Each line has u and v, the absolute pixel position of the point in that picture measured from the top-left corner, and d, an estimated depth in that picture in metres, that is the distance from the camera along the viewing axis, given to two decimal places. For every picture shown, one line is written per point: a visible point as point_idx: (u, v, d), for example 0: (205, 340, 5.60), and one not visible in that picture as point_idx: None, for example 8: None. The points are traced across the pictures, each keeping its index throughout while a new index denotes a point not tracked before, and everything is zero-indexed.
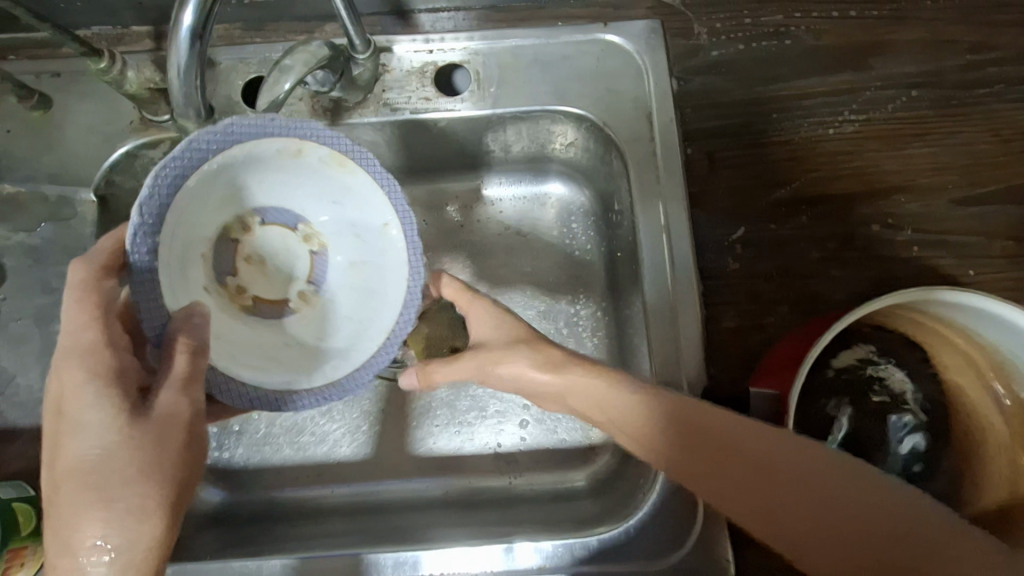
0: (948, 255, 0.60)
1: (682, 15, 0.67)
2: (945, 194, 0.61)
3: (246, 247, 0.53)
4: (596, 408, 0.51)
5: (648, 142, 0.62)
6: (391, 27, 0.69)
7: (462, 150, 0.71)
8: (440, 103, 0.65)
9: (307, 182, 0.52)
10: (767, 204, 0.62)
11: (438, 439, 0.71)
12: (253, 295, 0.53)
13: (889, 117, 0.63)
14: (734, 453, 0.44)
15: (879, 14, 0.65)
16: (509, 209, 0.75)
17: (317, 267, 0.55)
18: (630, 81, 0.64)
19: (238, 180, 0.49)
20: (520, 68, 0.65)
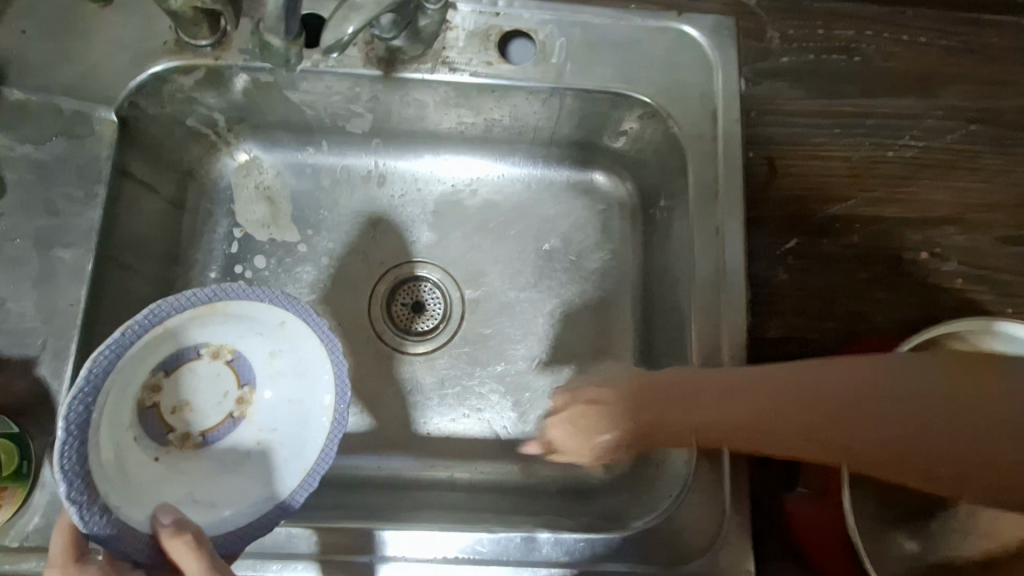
0: (991, 293, 0.60)
1: (755, 16, 0.65)
2: (992, 231, 0.62)
3: (167, 401, 0.55)
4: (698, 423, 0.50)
5: (711, 141, 0.61)
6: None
7: (511, 126, 0.69)
8: (501, 70, 0.62)
9: (249, 329, 0.55)
10: (821, 218, 0.61)
11: (444, 417, 0.69)
12: (195, 431, 0.56)
13: (947, 148, 0.63)
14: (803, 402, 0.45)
15: (947, 44, 0.65)
16: (550, 197, 0.75)
17: (221, 427, 0.57)
18: (699, 75, 0.62)
19: (186, 335, 0.53)
20: (590, 45, 0.63)
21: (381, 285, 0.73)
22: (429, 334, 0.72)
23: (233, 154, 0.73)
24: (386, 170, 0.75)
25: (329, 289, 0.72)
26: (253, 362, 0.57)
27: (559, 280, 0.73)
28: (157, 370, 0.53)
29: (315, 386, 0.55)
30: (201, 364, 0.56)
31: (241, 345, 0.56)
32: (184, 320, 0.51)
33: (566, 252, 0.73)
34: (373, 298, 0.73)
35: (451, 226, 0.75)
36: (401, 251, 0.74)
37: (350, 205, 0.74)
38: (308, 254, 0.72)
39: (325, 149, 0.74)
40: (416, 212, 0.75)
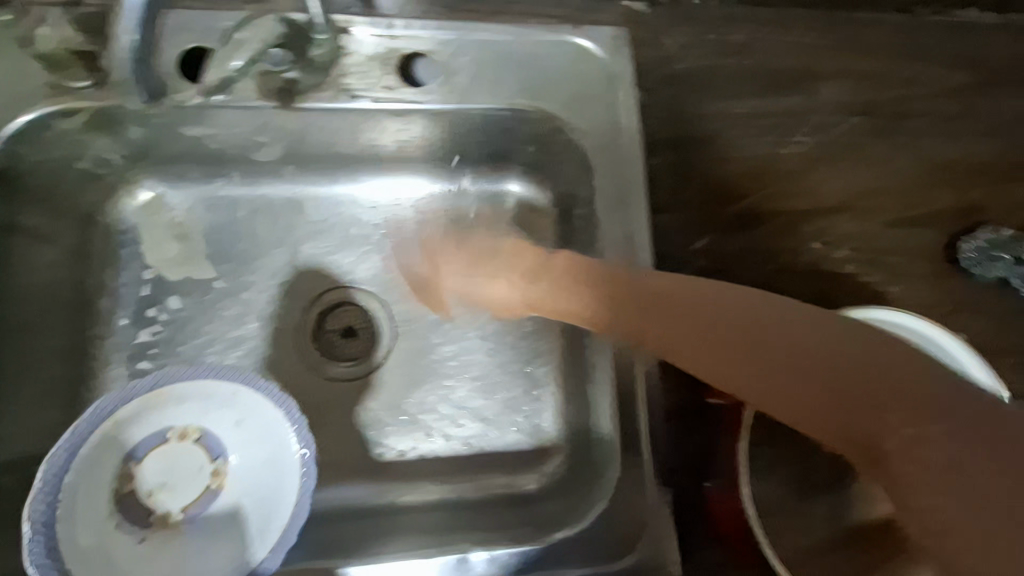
0: (882, 276, 0.64)
1: (650, 25, 0.67)
2: (880, 214, 0.66)
3: (143, 486, 0.55)
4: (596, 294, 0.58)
5: (616, 149, 0.63)
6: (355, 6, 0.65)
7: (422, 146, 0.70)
8: (402, 93, 0.61)
9: (210, 404, 0.56)
10: (723, 218, 0.64)
11: (386, 438, 0.69)
12: (175, 509, 0.55)
13: (835, 141, 0.68)
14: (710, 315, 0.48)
15: (829, 43, 0.70)
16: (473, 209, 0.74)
17: (200, 502, 0.56)
18: (600, 86, 0.64)
19: (147, 421, 0.55)
20: (491, 62, 0.63)
21: (307, 314, 0.72)
22: (362, 360, 0.72)
23: (135, 193, 0.70)
24: (303, 197, 0.73)
25: (251, 325, 0.70)
26: (221, 435, 0.57)
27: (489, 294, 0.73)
28: (126, 460, 0.55)
29: (280, 446, 0.55)
30: (169, 447, 0.56)
31: (206, 420, 0.57)
32: (136, 410, 0.54)
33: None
34: (300, 326, 0.72)
35: (375, 248, 0.74)
36: (325, 279, 0.73)
37: (267, 237, 0.72)
38: (227, 291, 0.70)
39: (237, 181, 0.72)
40: (338, 237, 0.74)
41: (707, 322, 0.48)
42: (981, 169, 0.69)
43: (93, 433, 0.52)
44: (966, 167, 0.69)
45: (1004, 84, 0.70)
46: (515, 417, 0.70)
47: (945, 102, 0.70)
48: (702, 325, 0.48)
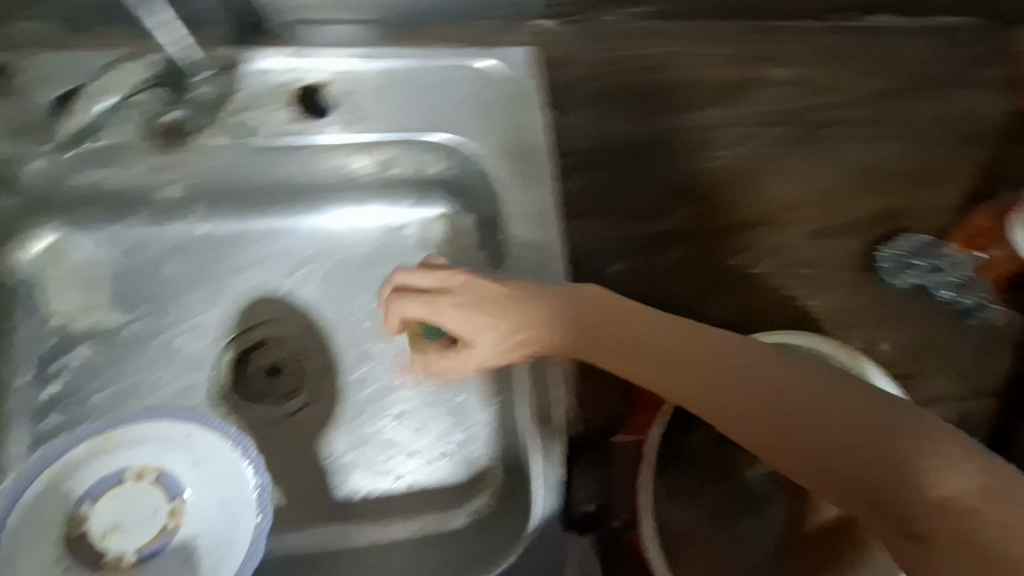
0: (835, 296, 0.64)
1: (562, 45, 0.66)
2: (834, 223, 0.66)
3: (94, 530, 0.49)
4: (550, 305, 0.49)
5: (529, 174, 0.61)
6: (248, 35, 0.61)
7: (333, 177, 0.67)
8: (301, 127, 0.60)
9: (168, 441, 0.50)
10: (641, 238, 0.63)
11: (339, 442, 0.65)
12: (129, 555, 0.49)
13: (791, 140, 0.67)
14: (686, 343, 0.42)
15: (746, 54, 0.69)
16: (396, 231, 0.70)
17: (156, 546, 0.49)
18: (511, 109, 0.62)
19: (102, 460, 0.49)
20: (396, 91, 0.62)
21: (224, 356, 0.67)
22: (282, 400, 0.67)
23: (34, 239, 0.66)
24: (213, 232, 0.69)
25: (163, 371, 0.66)
26: (178, 475, 0.50)
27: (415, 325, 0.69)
28: (80, 501, 0.49)
29: (239, 485, 0.49)
30: (124, 487, 0.50)
31: (165, 459, 0.50)
32: (84, 455, 0.49)
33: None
34: (217, 369, 0.66)
35: (295, 282, 0.69)
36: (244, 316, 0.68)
37: (175, 280, 0.68)
38: (135, 336, 0.66)
39: (145, 217, 0.68)
40: (255, 273, 0.69)
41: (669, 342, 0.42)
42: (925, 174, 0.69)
43: (36, 475, 0.47)
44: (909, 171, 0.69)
45: (919, 91, 0.71)
46: (441, 452, 0.65)
47: (862, 109, 0.69)
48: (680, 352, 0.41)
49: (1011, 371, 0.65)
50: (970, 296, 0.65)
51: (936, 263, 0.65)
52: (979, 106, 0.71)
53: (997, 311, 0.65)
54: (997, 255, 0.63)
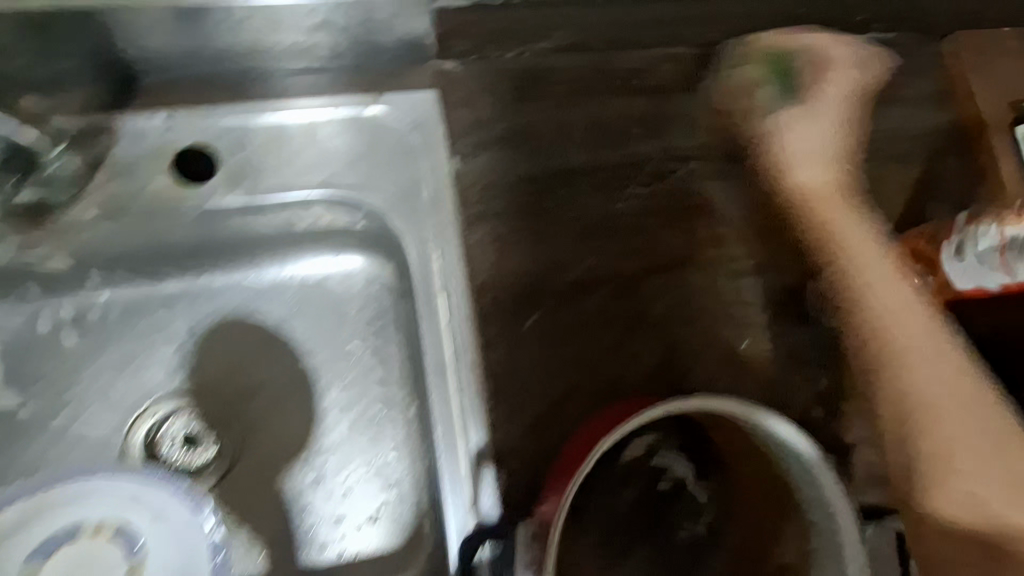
0: (861, 330, 0.59)
1: (465, 83, 0.61)
2: (834, 239, 0.62)
3: None
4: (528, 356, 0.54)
5: (428, 232, 0.59)
6: (111, 103, 0.55)
7: (241, 236, 0.66)
8: (186, 195, 0.56)
9: (117, 500, 0.46)
10: (555, 289, 0.59)
11: (294, 489, 0.65)
12: None
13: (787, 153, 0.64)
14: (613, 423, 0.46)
15: (663, 81, 0.65)
16: (314, 281, 0.70)
17: None
18: (407, 162, 0.59)
19: (41, 522, 0.46)
20: (279, 151, 0.57)
21: (139, 427, 0.66)
22: (202, 471, 0.66)
23: None
24: (124, 297, 0.68)
25: (76, 455, 0.65)
26: (134, 532, 0.46)
27: (342, 386, 0.69)
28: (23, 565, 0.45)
29: (194, 547, 0.46)
30: (74, 548, 0.45)
31: (120, 517, 0.46)
32: (21, 517, 0.46)
33: (336, 342, 0.69)
34: (132, 440, 0.66)
35: (212, 345, 0.69)
36: (157, 382, 0.67)
37: (85, 351, 0.67)
38: (46, 424, 0.65)
39: (44, 294, 0.66)
40: (167, 339, 0.68)
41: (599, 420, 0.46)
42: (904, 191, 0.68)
43: None
44: (889, 190, 0.68)
45: (846, 109, 0.68)
46: (379, 517, 0.65)
47: None
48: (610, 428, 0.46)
49: None
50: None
51: None
52: (904, 122, 0.70)
53: None
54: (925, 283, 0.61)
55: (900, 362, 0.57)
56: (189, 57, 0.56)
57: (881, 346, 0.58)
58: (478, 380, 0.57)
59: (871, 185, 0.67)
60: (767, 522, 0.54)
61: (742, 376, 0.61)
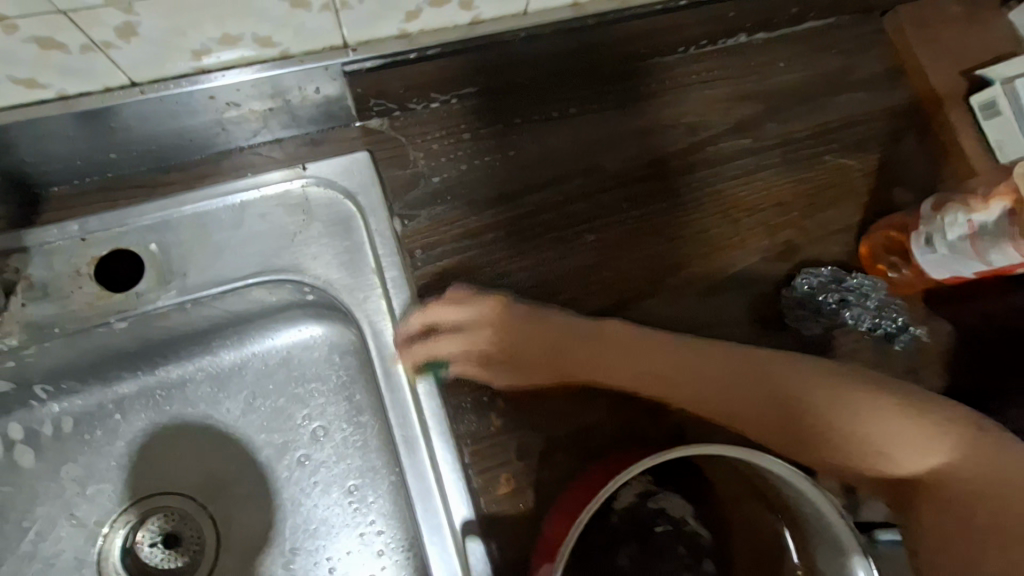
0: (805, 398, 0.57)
1: (394, 141, 0.59)
2: (756, 372, 0.53)
3: None
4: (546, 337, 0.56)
5: (379, 301, 0.56)
6: (17, 217, 0.52)
7: (191, 330, 0.63)
8: (112, 301, 0.52)
9: None
10: (519, 341, 0.57)
11: None
12: None
13: (605, 284, 0.59)
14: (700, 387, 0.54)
15: (599, 107, 0.64)
16: (275, 360, 0.67)
17: None
18: (344, 233, 0.56)
19: None
20: (208, 241, 0.54)
21: (115, 535, 0.62)
22: (189, 568, 0.63)
23: None
24: (72, 409, 0.64)
25: None
26: None
27: (322, 468, 0.64)
28: None
29: None
30: None
31: None
32: None
33: (303, 423, 0.65)
34: (107, 551, 0.62)
35: (178, 446, 0.65)
36: (124, 492, 0.63)
37: (37, 475, 0.62)
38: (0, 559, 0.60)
39: None
40: (127, 447, 0.64)
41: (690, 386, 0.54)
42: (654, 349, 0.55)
43: None
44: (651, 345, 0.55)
45: (789, 108, 0.67)
46: None
47: (733, 141, 0.65)
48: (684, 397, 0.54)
49: (953, 392, 0.59)
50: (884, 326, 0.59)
51: (846, 301, 0.60)
52: (857, 110, 0.68)
53: (921, 331, 0.60)
54: (897, 275, 0.60)
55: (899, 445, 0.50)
56: (95, 157, 0.52)
57: (847, 439, 0.50)
58: (454, 451, 0.53)
59: (811, 193, 0.64)
60: (763, 518, 0.55)
61: None
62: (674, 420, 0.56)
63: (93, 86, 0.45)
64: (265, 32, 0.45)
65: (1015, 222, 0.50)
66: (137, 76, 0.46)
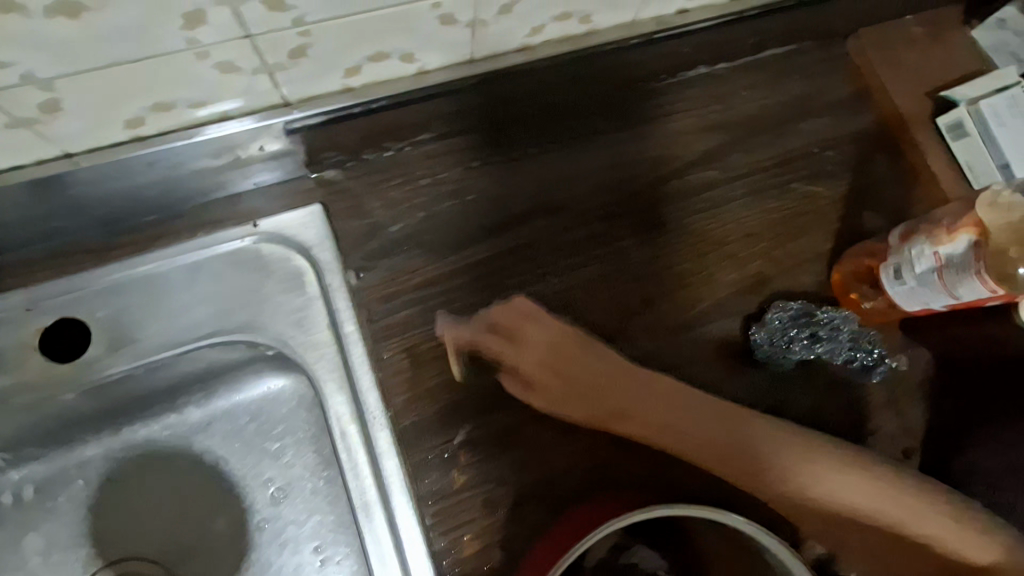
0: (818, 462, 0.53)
1: (349, 192, 0.57)
2: (716, 424, 0.54)
3: None
4: (564, 361, 0.57)
5: (335, 358, 0.54)
6: None
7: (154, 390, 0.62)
8: (60, 373, 0.51)
9: None
10: (483, 393, 0.55)
11: None
12: None
13: (596, 370, 0.57)
14: (694, 418, 0.55)
15: (560, 146, 0.62)
16: (240, 414, 0.65)
17: None
18: (298, 289, 0.55)
19: None
20: (160, 304, 0.53)
21: None
22: None
23: None
24: (33, 474, 0.62)
25: None
26: None
27: (288, 526, 0.62)
28: None
29: None
30: None
31: None
32: None
33: (268, 479, 0.63)
34: None
35: (142, 508, 0.63)
36: (89, 557, 0.61)
37: None
38: None
39: None
40: (89, 512, 0.62)
41: (688, 425, 0.54)
42: (661, 399, 0.55)
43: None
44: (668, 282, 0.60)
45: (752, 137, 0.66)
46: None
47: (697, 174, 0.64)
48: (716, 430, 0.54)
49: (932, 421, 0.58)
50: (831, 404, 0.57)
51: (819, 335, 0.57)
52: (823, 136, 0.66)
53: (900, 362, 0.59)
54: (871, 305, 0.59)
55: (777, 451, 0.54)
56: (38, 227, 0.51)
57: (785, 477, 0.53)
58: (417, 509, 0.52)
59: (780, 225, 0.63)
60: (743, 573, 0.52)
61: None
62: (645, 466, 0.55)
63: (26, 160, 0.45)
64: (198, 98, 0.44)
65: (981, 257, 0.47)
66: (72, 147, 0.45)
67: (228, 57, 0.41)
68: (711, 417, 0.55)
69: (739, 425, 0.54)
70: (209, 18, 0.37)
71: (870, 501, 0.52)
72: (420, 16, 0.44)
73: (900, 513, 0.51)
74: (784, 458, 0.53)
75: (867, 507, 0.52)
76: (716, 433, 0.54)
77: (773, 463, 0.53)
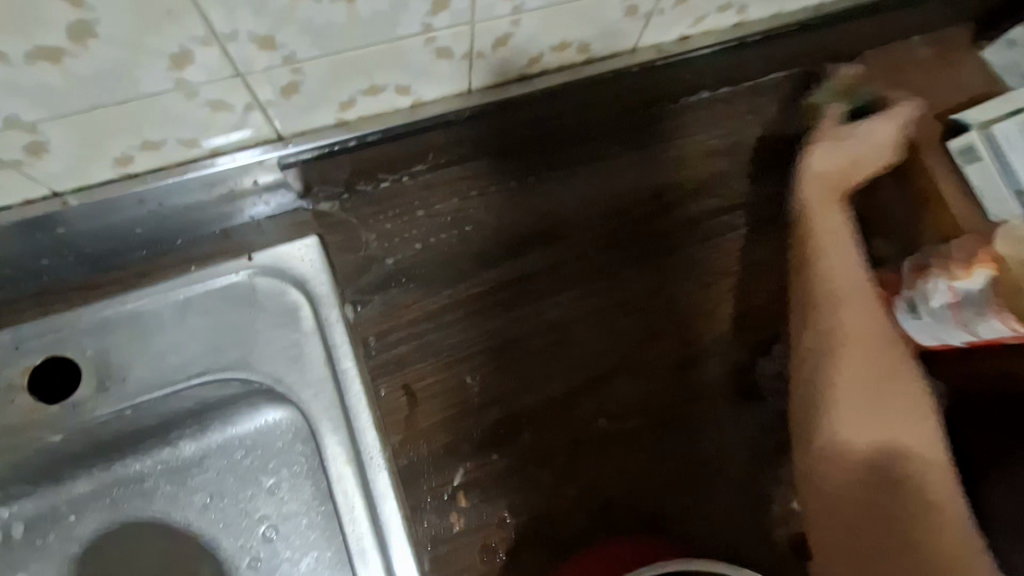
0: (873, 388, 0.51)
1: (343, 223, 0.57)
2: (855, 323, 0.53)
3: None
4: (821, 197, 0.58)
5: (331, 395, 0.52)
6: None
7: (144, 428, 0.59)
8: (45, 414, 0.49)
9: None
10: (480, 431, 0.53)
11: None
12: None
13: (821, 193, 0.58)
14: (847, 293, 0.54)
15: (559, 174, 0.61)
16: (234, 449, 0.63)
17: None
18: (291, 325, 0.53)
19: None
20: (150, 342, 0.52)
21: None
22: None
23: None
24: (24, 512, 0.60)
25: None
26: None
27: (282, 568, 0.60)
28: None
29: None
30: None
31: None
32: None
33: (262, 519, 0.61)
34: None
35: (132, 549, 0.60)
36: None
37: None
38: None
39: None
40: (80, 550, 0.60)
41: (844, 302, 0.53)
42: (832, 241, 0.55)
43: None
44: (830, 184, 0.59)
45: (756, 164, 0.64)
46: None
47: (700, 202, 0.62)
48: (828, 293, 0.54)
49: None
50: None
51: None
52: None
53: None
54: None
55: (857, 389, 0.51)
56: (27, 264, 0.50)
57: (883, 374, 0.51)
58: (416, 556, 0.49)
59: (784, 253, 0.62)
60: None
61: (706, 482, 0.54)
62: (650, 508, 0.53)
63: (12, 201, 0.45)
64: (187, 135, 0.43)
65: None
66: (58, 187, 0.45)
67: (216, 95, 0.40)
68: (855, 305, 0.53)
69: (863, 312, 0.53)
70: (195, 58, 0.36)
71: (898, 452, 0.49)
72: (412, 49, 0.44)
73: (923, 481, 0.47)
74: (885, 379, 0.51)
75: (897, 470, 0.49)
76: (862, 321, 0.53)
77: (874, 376, 0.51)
